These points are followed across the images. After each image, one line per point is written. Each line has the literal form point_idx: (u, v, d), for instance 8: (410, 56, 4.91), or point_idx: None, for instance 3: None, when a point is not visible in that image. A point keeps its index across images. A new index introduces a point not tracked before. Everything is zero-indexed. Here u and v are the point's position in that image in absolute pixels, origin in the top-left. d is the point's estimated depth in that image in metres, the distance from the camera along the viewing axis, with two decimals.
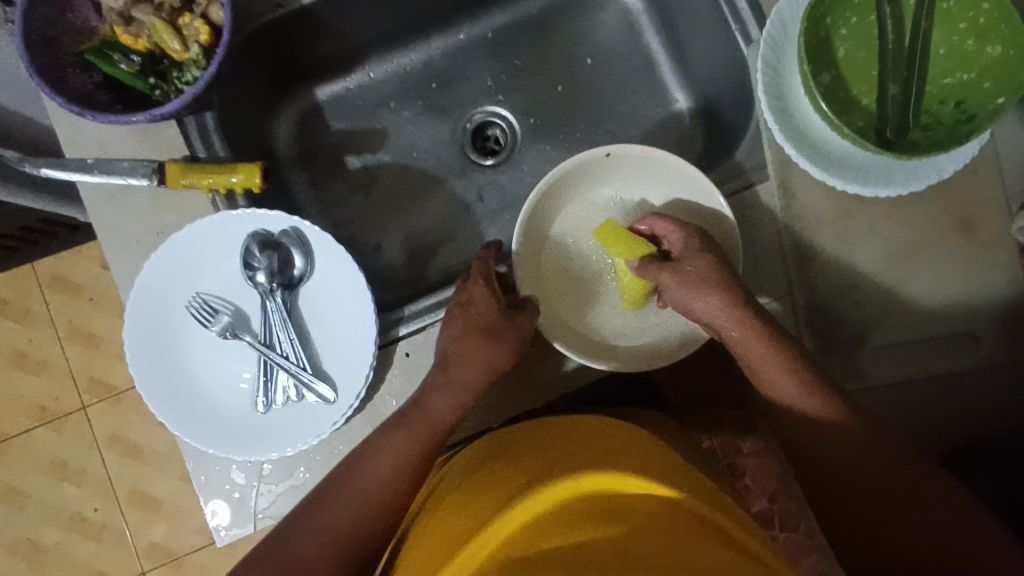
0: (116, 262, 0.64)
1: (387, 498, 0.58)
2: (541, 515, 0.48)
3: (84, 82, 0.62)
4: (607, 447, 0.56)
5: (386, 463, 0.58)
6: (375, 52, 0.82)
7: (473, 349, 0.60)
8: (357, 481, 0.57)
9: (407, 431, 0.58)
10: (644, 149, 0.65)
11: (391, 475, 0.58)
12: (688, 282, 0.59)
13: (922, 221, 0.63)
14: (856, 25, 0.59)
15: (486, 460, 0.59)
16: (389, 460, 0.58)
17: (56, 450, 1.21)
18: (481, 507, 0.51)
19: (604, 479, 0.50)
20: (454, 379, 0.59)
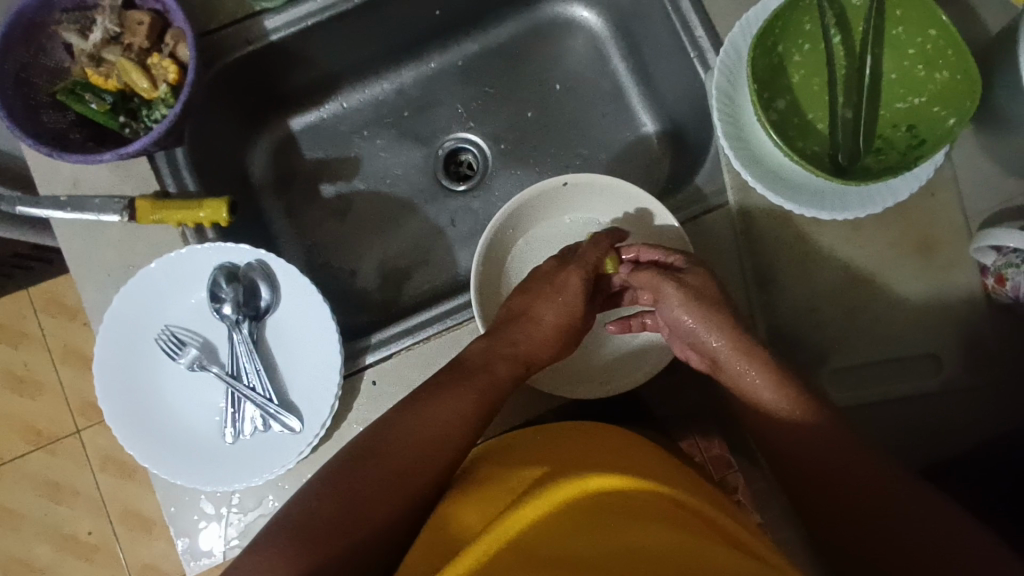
0: (89, 294, 0.65)
1: (426, 454, 0.56)
2: (552, 512, 0.48)
3: (58, 120, 0.64)
4: (599, 445, 0.57)
5: (446, 412, 0.57)
6: (349, 82, 0.83)
7: (553, 324, 0.63)
8: (419, 423, 0.56)
9: (412, 428, 0.56)
10: (603, 178, 0.67)
11: (446, 428, 0.57)
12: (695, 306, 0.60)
13: (881, 243, 0.63)
14: (809, 52, 0.60)
15: (482, 462, 0.59)
16: (452, 410, 0.57)
17: (50, 472, 1.22)
18: (486, 508, 0.51)
19: (608, 481, 0.52)
20: (523, 349, 0.62)
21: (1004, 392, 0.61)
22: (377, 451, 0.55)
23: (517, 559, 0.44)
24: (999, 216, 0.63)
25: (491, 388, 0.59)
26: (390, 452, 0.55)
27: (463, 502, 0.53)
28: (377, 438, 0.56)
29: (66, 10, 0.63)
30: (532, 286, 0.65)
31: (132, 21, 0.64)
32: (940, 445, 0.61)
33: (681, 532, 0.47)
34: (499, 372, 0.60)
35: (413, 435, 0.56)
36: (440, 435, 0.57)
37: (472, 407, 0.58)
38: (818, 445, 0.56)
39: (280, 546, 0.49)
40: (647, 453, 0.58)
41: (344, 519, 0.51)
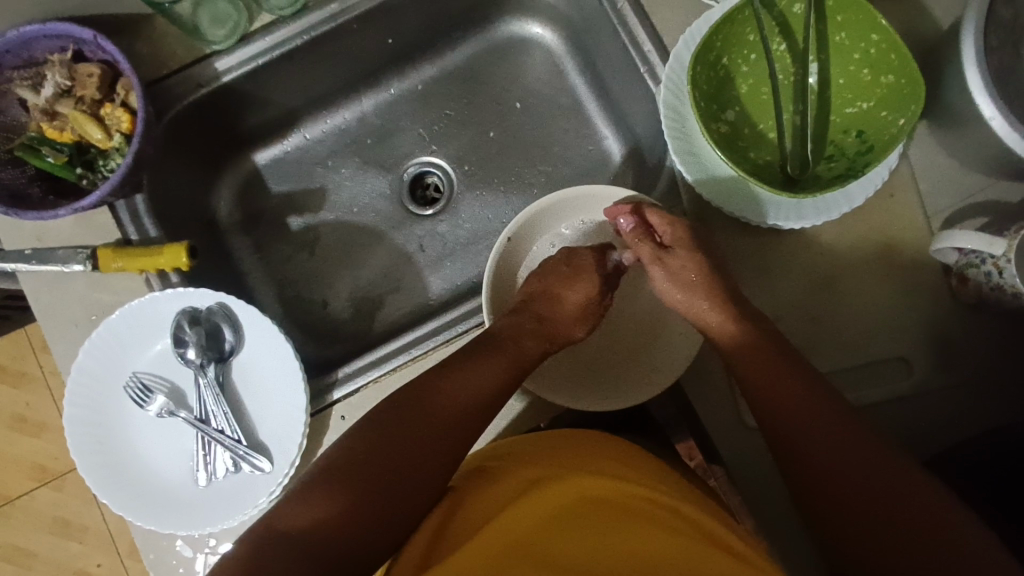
0: (58, 349, 0.66)
1: (453, 417, 0.57)
2: (550, 514, 0.54)
3: (17, 176, 0.65)
4: (597, 450, 0.61)
5: (486, 376, 0.60)
6: (309, 114, 0.84)
7: (576, 304, 0.66)
8: (450, 393, 0.59)
9: (409, 418, 0.56)
10: (534, 208, 0.67)
11: (472, 400, 0.59)
12: (683, 279, 0.62)
13: (840, 245, 0.63)
14: (755, 62, 0.60)
15: (505, 452, 0.61)
16: (474, 378, 0.59)
17: (58, 509, 1.23)
18: (488, 507, 0.56)
19: (602, 485, 0.57)
20: (546, 322, 0.65)
21: (975, 391, 0.60)
22: (412, 412, 0.57)
23: (522, 560, 0.50)
24: (961, 214, 0.62)
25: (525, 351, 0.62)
26: (422, 415, 0.56)
27: (465, 502, 0.58)
28: (409, 399, 0.57)
29: (16, 67, 0.64)
30: (550, 269, 0.68)
31: (81, 73, 0.64)
32: (914, 449, 0.61)
33: (665, 531, 0.52)
34: (524, 341, 0.63)
35: (449, 390, 0.58)
36: (476, 387, 0.59)
37: (511, 364, 0.61)
38: (807, 435, 0.54)
39: (306, 495, 0.51)
40: (645, 459, 0.62)
41: (374, 472, 0.53)
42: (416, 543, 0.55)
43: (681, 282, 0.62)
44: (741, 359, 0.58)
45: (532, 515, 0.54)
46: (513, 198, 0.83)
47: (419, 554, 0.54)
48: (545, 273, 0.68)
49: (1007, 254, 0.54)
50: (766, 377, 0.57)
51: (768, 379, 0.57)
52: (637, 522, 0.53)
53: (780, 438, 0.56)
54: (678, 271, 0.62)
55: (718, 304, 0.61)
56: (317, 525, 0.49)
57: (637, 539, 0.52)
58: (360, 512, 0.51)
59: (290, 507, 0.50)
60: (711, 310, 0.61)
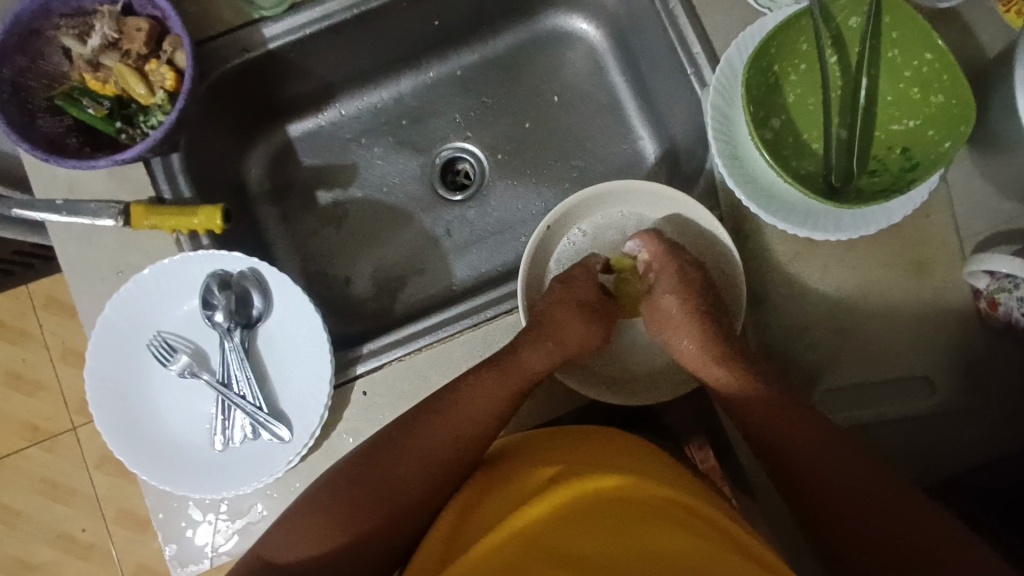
0: (82, 301, 0.65)
1: (469, 419, 0.60)
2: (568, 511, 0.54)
3: (55, 126, 0.64)
4: (611, 443, 0.59)
5: (493, 384, 0.61)
6: (346, 90, 0.84)
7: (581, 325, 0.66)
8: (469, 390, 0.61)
9: (417, 432, 0.59)
10: (574, 199, 0.67)
11: (492, 399, 0.61)
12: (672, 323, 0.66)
13: (876, 260, 0.63)
14: (805, 71, 0.60)
15: (523, 446, 0.61)
16: (500, 372, 0.61)
17: (47, 470, 1.22)
18: (508, 501, 0.57)
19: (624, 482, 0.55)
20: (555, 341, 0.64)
21: (995, 416, 0.61)
22: (399, 445, 0.59)
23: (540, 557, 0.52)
24: (995, 239, 0.62)
25: (524, 377, 0.62)
26: (408, 452, 0.59)
27: (488, 493, 0.59)
28: (404, 425, 0.60)
29: (64, 15, 0.63)
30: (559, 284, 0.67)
31: (130, 28, 0.64)
32: (932, 468, 0.61)
33: (684, 535, 0.51)
34: (528, 360, 0.62)
35: (445, 425, 0.60)
36: (472, 421, 0.61)
37: (505, 394, 0.61)
38: (825, 462, 0.56)
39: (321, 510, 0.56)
40: (666, 461, 0.60)
41: (360, 503, 0.57)
42: (438, 533, 0.56)
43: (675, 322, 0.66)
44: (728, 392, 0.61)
45: (546, 514, 0.54)
46: (543, 191, 0.83)
47: (438, 546, 0.55)
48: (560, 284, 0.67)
49: None
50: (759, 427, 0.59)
51: (777, 420, 0.58)
52: (655, 524, 0.53)
53: (801, 448, 0.56)
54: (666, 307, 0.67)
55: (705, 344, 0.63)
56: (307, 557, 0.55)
57: (652, 542, 0.52)
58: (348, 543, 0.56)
59: (303, 525, 0.56)
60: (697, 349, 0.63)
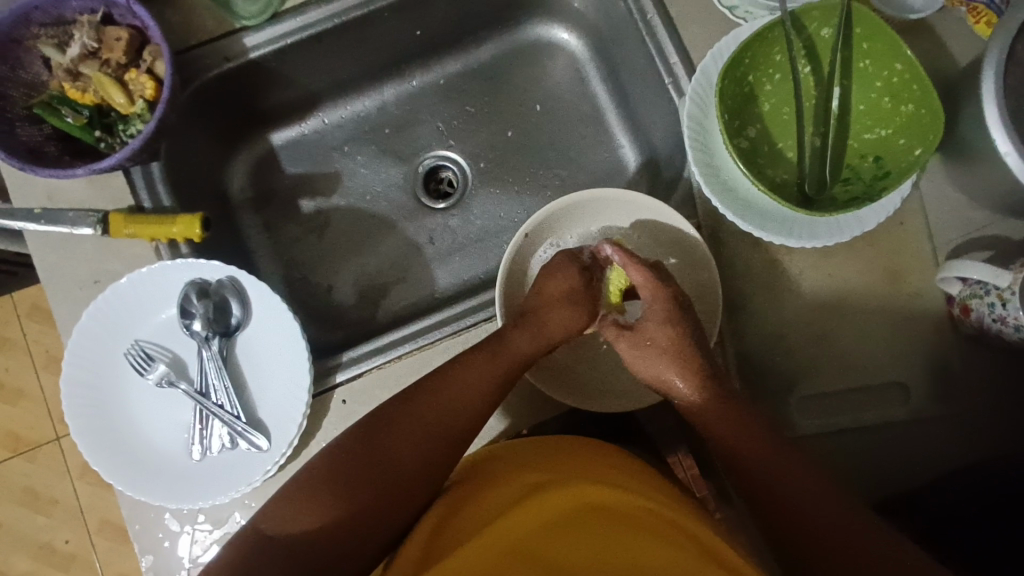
0: (59, 310, 0.65)
1: (445, 426, 0.59)
2: (547, 523, 0.54)
3: (34, 134, 0.64)
4: (594, 456, 0.59)
5: (475, 381, 0.60)
6: (329, 99, 0.84)
7: (560, 323, 0.64)
8: (446, 395, 0.60)
9: (391, 437, 0.57)
10: (551, 207, 0.67)
11: (470, 404, 0.60)
12: (649, 347, 0.62)
13: (850, 267, 0.64)
14: (780, 81, 0.61)
15: (502, 451, 0.61)
16: (477, 377, 0.60)
17: (28, 480, 1.21)
18: (487, 509, 0.56)
19: (605, 493, 0.55)
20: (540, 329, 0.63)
21: (969, 422, 0.61)
22: (374, 438, 0.57)
23: (520, 563, 0.51)
24: (967, 246, 0.63)
25: (512, 360, 0.61)
26: (398, 439, 0.57)
27: (469, 497, 0.58)
28: (395, 409, 0.59)
29: (44, 24, 0.63)
30: (547, 280, 0.65)
31: (110, 37, 0.64)
32: (908, 474, 0.61)
33: (661, 545, 0.51)
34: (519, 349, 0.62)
35: (434, 411, 0.59)
36: (461, 405, 0.60)
37: (503, 369, 0.61)
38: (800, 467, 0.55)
39: (293, 503, 0.54)
40: (647, 474, 0.59)
41: (354, 484, 0.55)
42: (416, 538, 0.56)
43: (647, 354, 0.62)
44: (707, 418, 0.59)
45: (527, 522, 0.54)
46: (526, 199, 0.83)
47: (418, 548, 0.54)
48: (547, 274, 0.66)
49: (1010, 287, 0.56)
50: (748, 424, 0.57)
51: (757, 436, 0.56)
52: (634, 534, 0.52)
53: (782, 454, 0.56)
54: (648, 336, 0.63)
55: (686, 374, 0.60)
56: (298, 535, 0.53)
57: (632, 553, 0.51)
58: (333, 527, 0.54)
59: (275, 517, 0.54)
60: (675, 375, 0.60)
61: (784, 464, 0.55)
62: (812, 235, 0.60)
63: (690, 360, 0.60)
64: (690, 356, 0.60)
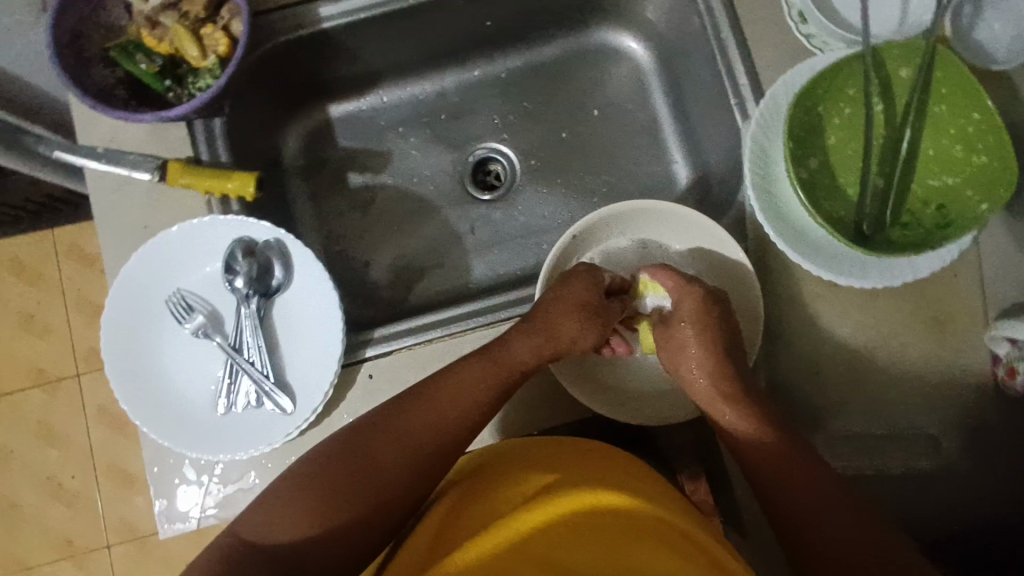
0: (108, 249, 0.66)
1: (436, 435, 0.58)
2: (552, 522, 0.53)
3: (106, 76, 0.66)
4: (600, 459, 0.58)
5: (465, 386, 0.60)
6: (390, 78, 0.85)
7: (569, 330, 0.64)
8: (434, 406, 0.59)
9: (376, 445, 0.57)
10: (599, 214, 0.67)
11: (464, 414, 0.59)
12: (680, 348, 0.65)
13: (895, 313, 0.62)
14: (850, 115, 0.60)
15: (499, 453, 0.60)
16: (469, 385, 0.60)
17: (44, 413, 1.23)
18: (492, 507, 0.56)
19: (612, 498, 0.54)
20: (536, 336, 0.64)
21: (999, 486, 0.60)
22: (363, 443, 0.57)
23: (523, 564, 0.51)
24: None
25: (511, 365, 0.61)
26: (385, 446, 0.57)
27: (473, 494, 0.58)
28: (381, 416, 0.58)
29: None
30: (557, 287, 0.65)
31: None
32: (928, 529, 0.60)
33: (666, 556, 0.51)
34: (523, 357, 0.62)
35: (433, 414, 0.59)
36: (464, 409, 0.60)
37: (498, 375, 0.61)
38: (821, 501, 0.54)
39: (280, 502, 0.54)
40: (655, 480, 0.58)
41: (344, 491, 0.55)
42: (423, 532, 0.56)
43: (680, 351, 0.65)
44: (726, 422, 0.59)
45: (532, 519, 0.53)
46: (571, 202, 0.83)
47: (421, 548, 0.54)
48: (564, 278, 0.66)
49: None
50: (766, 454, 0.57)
51: (780, 463, 0.55)
52: (640, 541, 0.52)
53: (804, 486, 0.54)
54: (679, 336, 0.65)
55: (720, 373, 0.61)
56: (284, 543, 0.52)
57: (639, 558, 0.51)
58: (324, 532, 0.53)
59: (263, 513, 0.53)
60: (707, 375, 0.62)
61: (800, 496, 0.54)
62: (861, 275, 0.59)
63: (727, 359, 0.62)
64: (723, 357, 0.62)
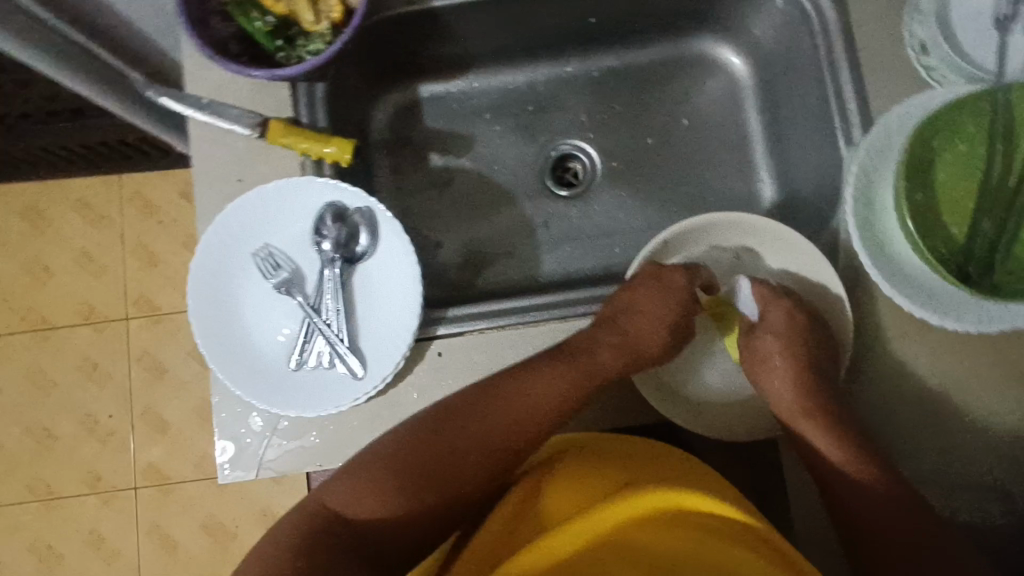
0: (202, 196, 0.68)
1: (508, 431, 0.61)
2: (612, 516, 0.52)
3: (222, 30, 0.67)
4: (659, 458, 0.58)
5: (547, 386, 0.62)
6: (484, 65, 0.85)
7: (649, 332, 0.66)
8: (511, 405, 0.61)
9: (452, 436, 0.59)
10: (698, 220, 0.67)
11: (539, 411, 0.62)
12: (763, 362, 0.66)
13: (985, 362, 0.60)
14: (965, 153, 0.58)
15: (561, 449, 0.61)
16: (548, 387, 0.62)
17: (91, 350, 1.26)
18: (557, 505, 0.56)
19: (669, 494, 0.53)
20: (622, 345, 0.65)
21: None
22: (435, 436, 0.59)
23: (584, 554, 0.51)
24: None
25: (594, 368, 0.63)
26: (459, 441, 0.59)
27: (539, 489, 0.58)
28: (455, 408, 0.60)
29: None
30: (641, 289, 0.67)
31: None
32: None
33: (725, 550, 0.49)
34: (604, 361, 0.64)
35: (508, 409, 0.61)
36: (542, 408, 0.62)
37: (581, 377, 0.63)
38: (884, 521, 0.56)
39: (357, 483, 0.57)
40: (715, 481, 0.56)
41: (419, 480, 0.58)
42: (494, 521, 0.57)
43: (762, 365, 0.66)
44: (804, 440, 0.61)
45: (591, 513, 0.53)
46: (649, 208, 0.83)
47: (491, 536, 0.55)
48: (655, 275, 0.67)
49: None
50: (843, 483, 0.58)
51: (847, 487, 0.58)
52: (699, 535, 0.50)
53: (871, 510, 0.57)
54: (764, 351, 0.66)
55: (803, 390, 0.63)
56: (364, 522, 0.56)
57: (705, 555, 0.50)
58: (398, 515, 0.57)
59: (342, 492, 0.57)
60: (791, 390, 0.63)
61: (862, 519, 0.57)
62: (958, 314, 0.57)
63: (814, 379, 0.63)
64: (808, 376, 0.63)
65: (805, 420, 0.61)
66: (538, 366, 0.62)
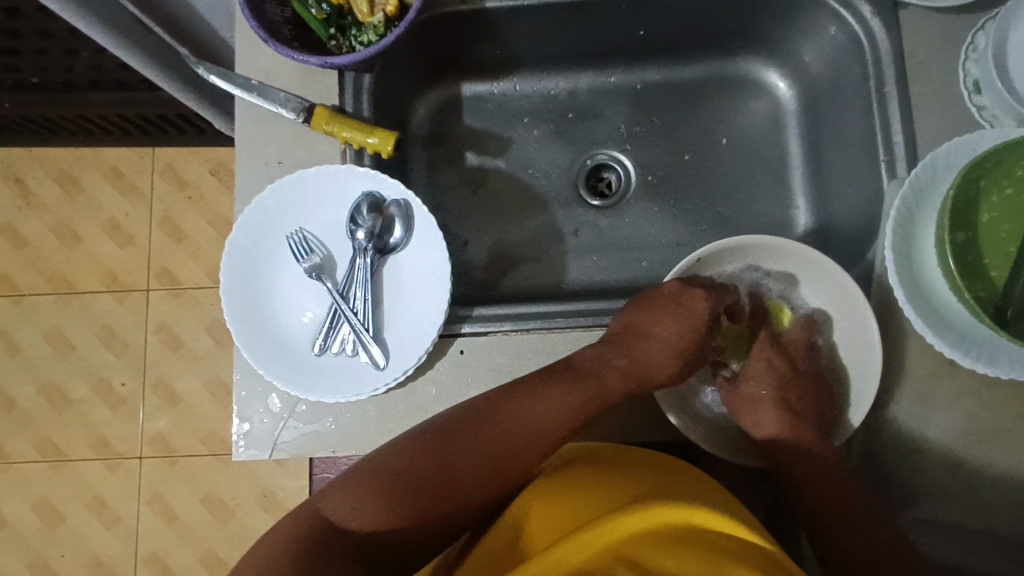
0: (242, 175, 0.69)
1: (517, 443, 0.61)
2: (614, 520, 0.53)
3: (277, 14, 0.68)
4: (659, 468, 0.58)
5: (556, 404, 0.62)
6: (528, 69, 0.86)
7: (659, 356, 0.68)
8: (519, 418, 0.61)
9: (461, 445, 0.59)
10: (734, 241, 0.65)
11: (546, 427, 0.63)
12: (754, 401, 0.69)
13: (1014, 410, 0.59)
14: (1011, 196, 0.58)
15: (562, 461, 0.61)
16: (558, 403, 0.62)
17: (110, 317, 1.28)
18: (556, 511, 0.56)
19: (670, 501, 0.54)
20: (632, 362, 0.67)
21: None
22: (444, 445, 0.59)
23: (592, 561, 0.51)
24: None
25: (601, 389, 0.64)
26: (467, 450, 0.59)
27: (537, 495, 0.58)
28: (461, 419, 0.60)
29: None
30: (660, 311, 0.68)
31: None
32: None
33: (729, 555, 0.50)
34: (611, 382, 0.65)
35: (515, 424, 0.61)
36: (549, 422, 0.63)
37: (588, 396, 0.63)
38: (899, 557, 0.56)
39: (364, 486, 0.56)
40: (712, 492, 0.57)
41: (423, 489, 0.58)
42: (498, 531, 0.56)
43: (756, 403, 0.68)
44: (798, 474, 0.63)
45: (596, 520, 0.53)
46: (680, 225, 0.82)
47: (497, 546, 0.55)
48: (676, 295, 0.67)
49: None
50: (853, 517, 0.58)
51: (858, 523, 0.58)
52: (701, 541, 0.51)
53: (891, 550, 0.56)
54: (754, 389, 0.70)
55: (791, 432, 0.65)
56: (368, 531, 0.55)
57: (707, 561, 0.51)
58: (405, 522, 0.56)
59: (346, 495, 0.56)
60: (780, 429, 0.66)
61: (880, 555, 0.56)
62: (992, 358, 0.56)
63: (805, 422, 0.66)
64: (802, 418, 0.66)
65: (808, 457, 0.63)
66: (549, 381, 0.63)
